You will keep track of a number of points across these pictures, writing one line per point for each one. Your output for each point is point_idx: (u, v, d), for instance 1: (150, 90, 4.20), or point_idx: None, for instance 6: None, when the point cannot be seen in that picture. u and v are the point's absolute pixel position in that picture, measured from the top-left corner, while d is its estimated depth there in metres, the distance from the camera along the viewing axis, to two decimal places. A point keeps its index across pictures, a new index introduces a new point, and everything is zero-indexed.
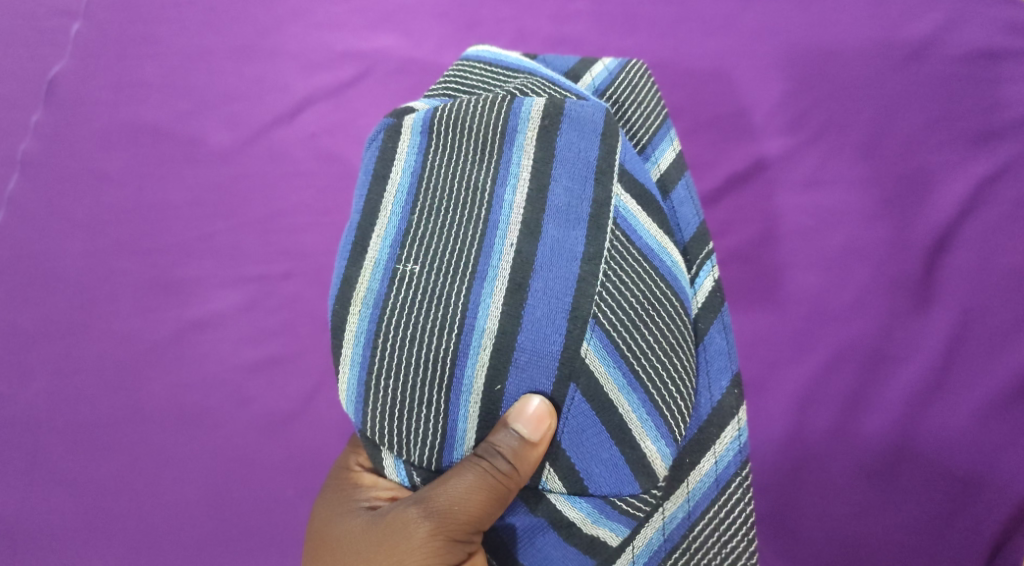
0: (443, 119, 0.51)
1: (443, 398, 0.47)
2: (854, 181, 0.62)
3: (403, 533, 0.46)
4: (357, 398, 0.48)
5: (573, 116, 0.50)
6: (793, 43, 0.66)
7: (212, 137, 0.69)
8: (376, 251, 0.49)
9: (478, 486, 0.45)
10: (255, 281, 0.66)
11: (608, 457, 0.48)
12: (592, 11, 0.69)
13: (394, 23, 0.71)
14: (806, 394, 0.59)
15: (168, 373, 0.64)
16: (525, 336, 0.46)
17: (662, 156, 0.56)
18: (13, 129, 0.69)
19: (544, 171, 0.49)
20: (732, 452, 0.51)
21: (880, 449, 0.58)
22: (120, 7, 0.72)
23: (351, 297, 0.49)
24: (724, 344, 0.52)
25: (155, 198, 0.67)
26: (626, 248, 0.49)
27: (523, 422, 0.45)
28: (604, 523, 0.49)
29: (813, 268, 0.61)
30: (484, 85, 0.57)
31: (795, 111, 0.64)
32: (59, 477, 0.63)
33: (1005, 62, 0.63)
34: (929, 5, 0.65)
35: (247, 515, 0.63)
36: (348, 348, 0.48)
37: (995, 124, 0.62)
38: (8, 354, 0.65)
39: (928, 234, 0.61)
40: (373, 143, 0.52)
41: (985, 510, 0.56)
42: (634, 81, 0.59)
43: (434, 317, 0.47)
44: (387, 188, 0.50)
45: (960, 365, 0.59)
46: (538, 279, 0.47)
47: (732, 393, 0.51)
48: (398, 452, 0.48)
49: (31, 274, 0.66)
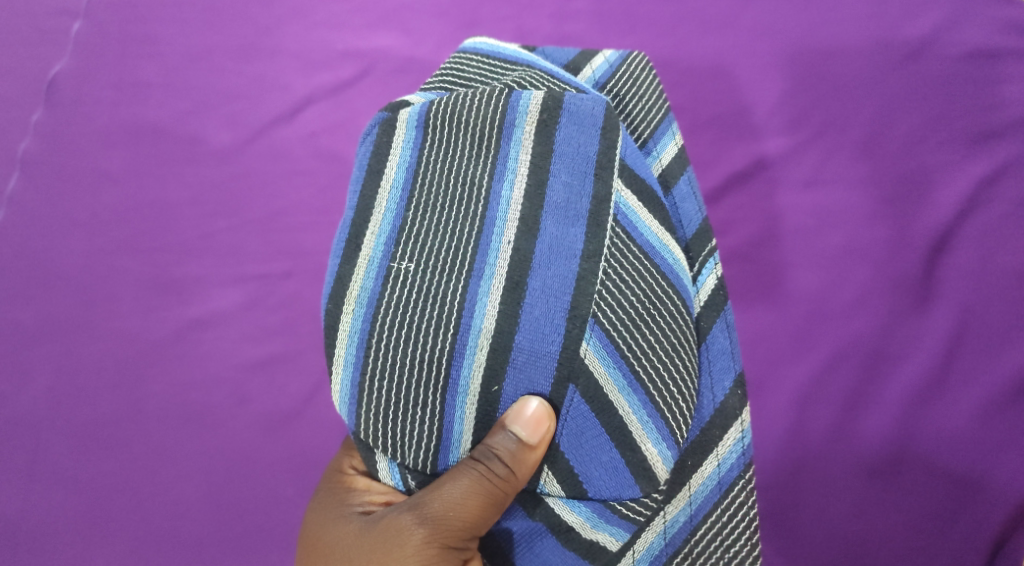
0: (439, 112, 0.49)
1: (438, 400, 0.46)
2: (857, 179, 0.61)
3: (397, 540, 0.45)
4: (351, 400, 0.47)
5: (573, 109, 0.49)
6: (797, 40, 0.64)
7: (212, 135, 0.67)
8: (371, 248, 0.48)
9: (474, 491, 0.44)
10: (255, 280, 0.65)
11: (607, 460, 0.47)
12: (595, 9, 0.68)
13: (393, 22, 0.70)
14: (808, 394, 0.58)
15: (168, 373, 0.63)
16: (523, 336, 0.45)
17: (664, 151, 0.55)
18: (12, 129, 0.68)
19: (543, 166, 0.48)
20: (735, 454, 0.50)
21: (882, 449, 0.57)
22: (120, 6, 0.70)
23: (344, 295, 0.48)
24: (727, 344, 0.51)
25: (155, 197, 0.66)
26: (627, 245, 0.47)
27: (521, 424, 0.44)
28: (604, 527, 0.48)
29: (814, 267, 0.60)
30: (481, 78, 0.55)
31: (798, 110, 0.63)
32: (58, 478, 0.62)
33: (1006, 61, 0.62)
34: (931, 4, 0.64)
35: (247, 514, 0.62)
36: (342, 348, 0.47)
37: (996, 124, 0.61)
38: (8, 356, 0.64)
39: (929, 233, 0.60)
40: (367, 138, 0.51)
41: (986, 509, 0.55)
42: (635, 74, 0.57)
43: (429, 316, 0.46)
44: (382, 184, 0.49)
45: (961, 365, 0.57)
46: (536, 277, 0.46)
47: (735, 393, 0.50)
48: (392, 454, 0.47)
49: (31, 275, 0.65)
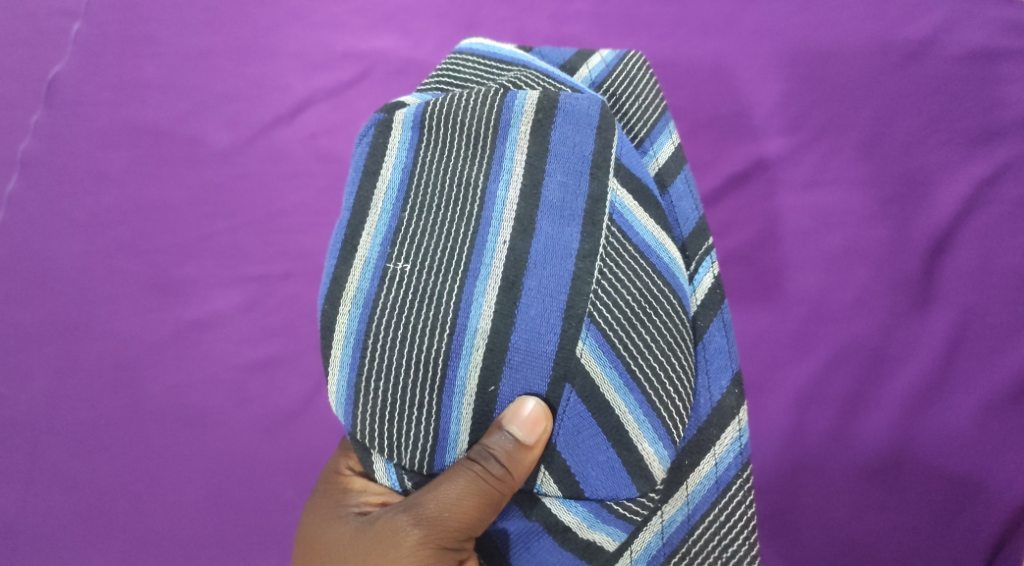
0: (434, 113, 0.49)
1: (435, 400, 0.46)
2: (855, 179, 0.61)
3: (392, 541, 0.45)
4: (347, 401, 0.47)
5: (568, 109, 0.49)
6: (795, 40, 0.64)
7: (212, 137, 0.68)
8: (366, 249, 0.48)
9: (469, 492, 0.44)
10: (255, 281, 0.65)
11: (604, 460, 0.47)
12: (594, 9, 0.68)
13: (393, 23, 0.70)
14: (806, 393, 0.58)
15: (168, 374, 0.63)
16: (519, 335, 0.45)
17: (661, 150, 0.55)
18: (13, 130, 0.68)
19: (539, 165, 0.48)
20: (732, 453, 0.50)
21: (881, 449, 0.57)
22: (121, 7, 0.71)
23: (341, 296, 0.47)
24: (724, 343, 0.50)
25: (155, 198, 0.66)
26: (623, 244, 0.47)
27: (518, 424, 0.44)
28: (600, 528, 0.48)
29: (813, 267, 0.60)
30: (477, 78, 0.55)
31: (796, 109, 0.63)
32: (59, 478, 0.62)
33: (1005, 62, 0.62)
34: (930, 4, 0.64)
35: (246, 515, 0.62)
36: (338, 349, 0.47)
37: (995, 125, 0.61)
38: (8, 356, 0.64)
39: (928, 233, 0.59)
40: (363, 139, 0.51)
41: (985, 509, 0.55)
42: (633, 73, 0.57)
43: (425, 315, 0.46)
44: (377, 184, 0.49)
45: (960, 365, 0.57)
46: (532, 277, 0.46)
47: (732, 392, 0.50)
48: (388, 455, 0.47)
49: (31, 276, 0.65)
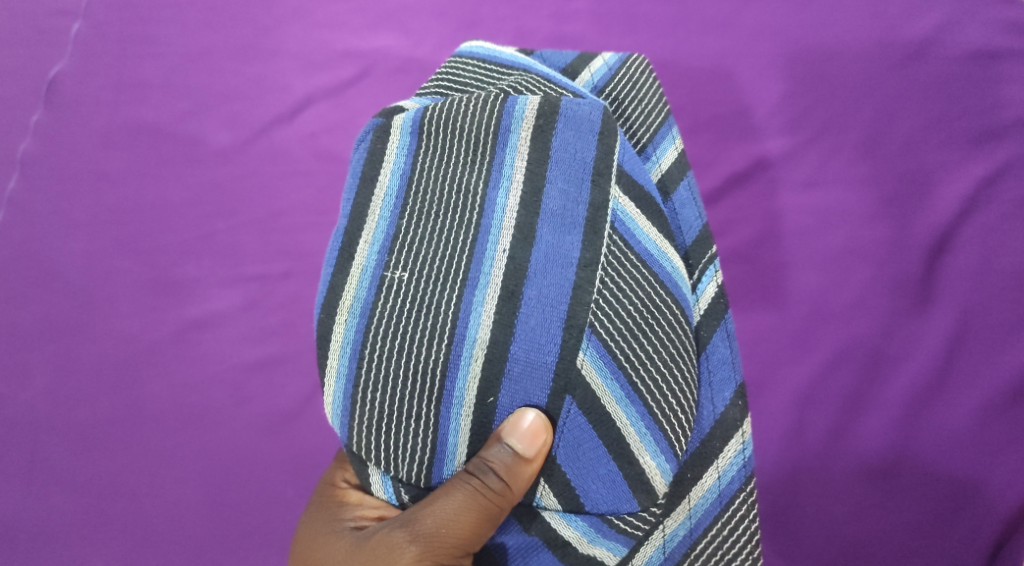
0: (433, 118, 0.49)
1: (433, 411, 0.45)
2: (858, 179, 0.60)
3: (388, 558, 0.44)
4: (343, 412, 0.46)
5: (570, 114, 0.48)
6: (799, 39, 0.63)
7: (212, 135, 0.67)
8: (364, 257, 0.47)
9: (467, 507, 0.44)
10: (254, 281, 0.64)
11: (605, 473, 0.46)
12: (598, 9, 0.67)
13: (393, 22, 0.69)
14: (807, 395, 0.57)
15: (168, 374, 0.63)
16: (518, 346, 0.44)
17: (664, 155, 0.54)
18: (12, 130, 0.67)
19: (539, 172, 0.47)
20: (735, 466, 0.49)
21: (882, 451, 0.56)
22: (120, 6, 0.70)
23: (337, 305, 0.47)
24: (727, 353, 0.50)
25: (155, 196, 0.66)
26: (624, 252, 0.47)
27: (517, 437, 0.44)
28: (601, 542, 0.47)
29: (814, 267, 0.59)
30: (477, 82, 0.55)
31: (799, 108, 0.62)
32: (57, 479, 0.61)
33: (1008, 61, 0.61)
34: (935, 3, 0.63)
35: (245, 514, 0.61)
36: (334, 359, 0.46)
37: (996, 125, 0.60)
38: (7, 356, 0.63)
39: (929, 232, 0.58)
40: (361, 144, 0.50)
41: (986, 509, 0.54)
42: (635, 77, 0.57)
43: (423, 325, 0.45)
44: (375, 191, 0.48)
45: (960, 366, 0.56)
46: (532, 286, 0.45)
47: (736, 404, 0.49)
48: (385, 467, 0.46)
49: (29, 277, 0.64)
